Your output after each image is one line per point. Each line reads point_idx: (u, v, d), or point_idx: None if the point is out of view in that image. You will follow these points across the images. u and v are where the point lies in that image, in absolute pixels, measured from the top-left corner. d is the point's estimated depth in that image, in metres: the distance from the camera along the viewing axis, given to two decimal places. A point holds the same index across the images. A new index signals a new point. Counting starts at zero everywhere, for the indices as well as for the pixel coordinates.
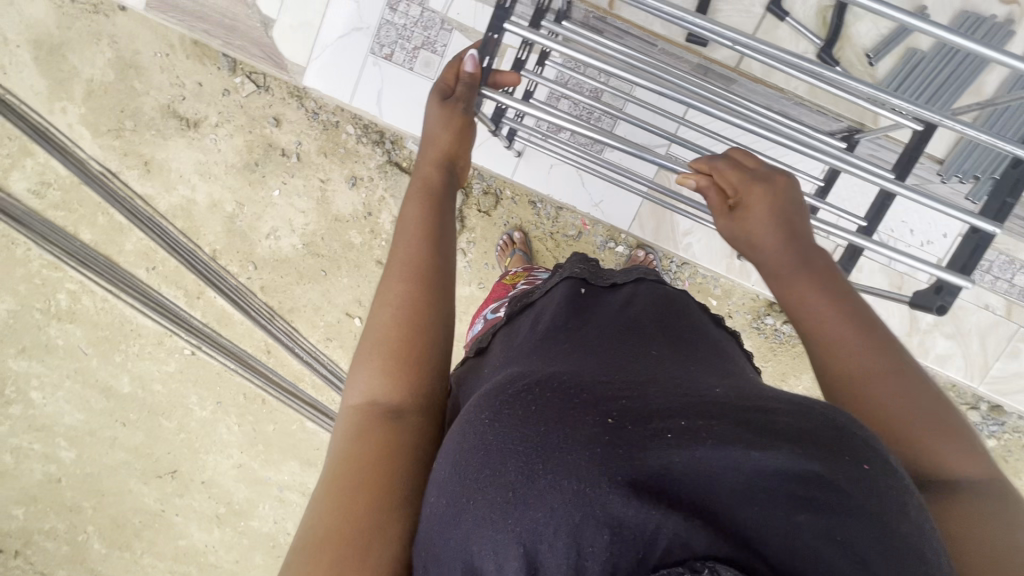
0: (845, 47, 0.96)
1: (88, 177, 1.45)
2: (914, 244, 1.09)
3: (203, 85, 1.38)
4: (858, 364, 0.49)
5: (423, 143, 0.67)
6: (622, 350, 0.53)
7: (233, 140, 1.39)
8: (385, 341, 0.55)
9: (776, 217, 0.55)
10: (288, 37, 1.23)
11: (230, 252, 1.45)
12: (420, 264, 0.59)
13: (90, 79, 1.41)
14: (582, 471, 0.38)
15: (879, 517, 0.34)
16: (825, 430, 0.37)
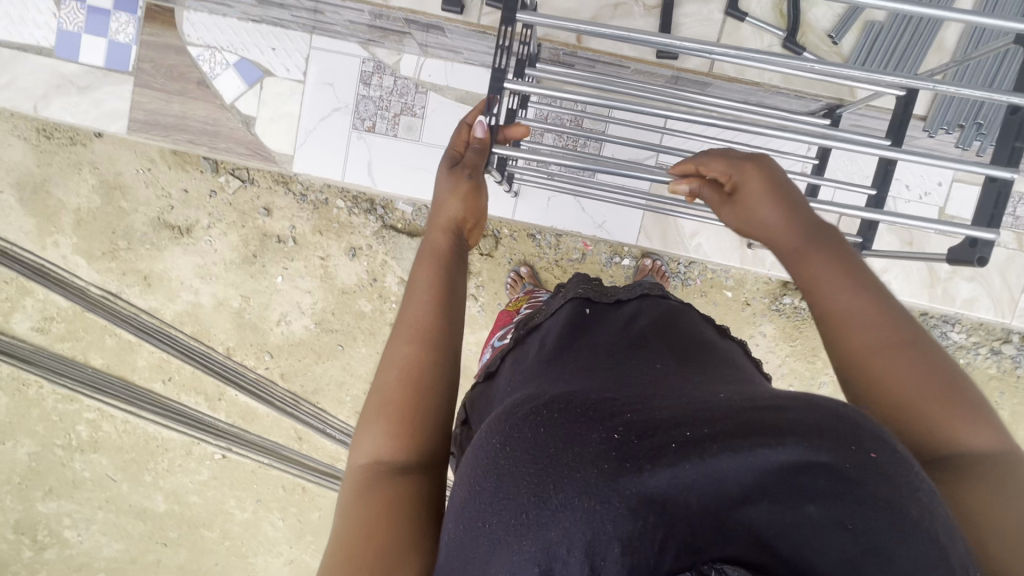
0: (805, 34, 1.01)
1: (90, 303, 1.46)
2: (913, 198, 1.11)
3: (189, 191, 1.40)
4: (862, 338, 0.50)
5: (433, 210, 0.68)
6: (636, 372, 0.51)
7: (228, 237, 1.41)
8: (391, 401, 0.55)
9: (771, 200, 0.58)
10: (270, 130, 1.26)
11: (244, 347, 1.44)
12: (428, 324, 0.58)
13: (77, 208, 1.43)
14: (592, 490, 0.37)
15: (899, 515, 0.31)
16: (831, 422, 0.33)
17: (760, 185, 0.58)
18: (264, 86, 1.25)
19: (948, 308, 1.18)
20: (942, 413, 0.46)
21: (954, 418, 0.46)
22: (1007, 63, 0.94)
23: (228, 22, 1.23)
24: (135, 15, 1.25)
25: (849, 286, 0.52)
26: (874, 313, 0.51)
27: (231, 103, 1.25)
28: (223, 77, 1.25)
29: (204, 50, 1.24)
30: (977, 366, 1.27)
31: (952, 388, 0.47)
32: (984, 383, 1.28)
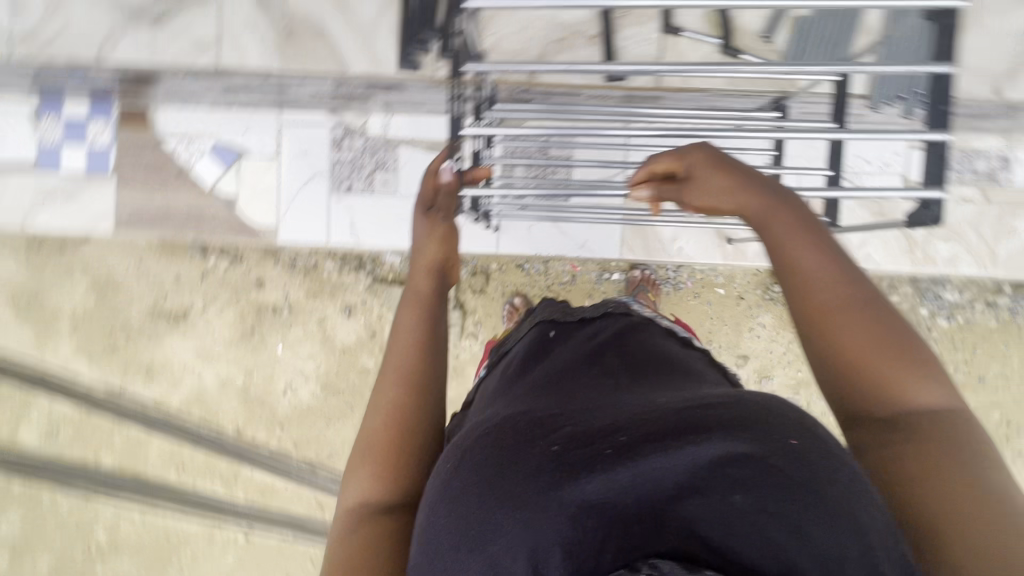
0: (738, 38, 1.07)
1: (95, 403, 1.46)
2: (876, 169, 1.15)
3: (181, 276, 1.42)
4: (824, 297, 0.58)
5: (412, 255, 0.70)
6: (582, 394, 0.61)
7: (224, 316, 1.43)
8: (378, 444, 0.60)
9: (723, 179, 0.64)
10: (254, 206, 1.36)
11: (254, 422, 1.44)
12: (410, 369, 0.64)
13: (73, 311, 1.45)
14: (539, 496, 0.45)
15: (812, 488, 0.42)
16: (746, 423, 0.46)
17: (707, 165, 0.64)
18: (242, 167, 1.34)
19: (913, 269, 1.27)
20: (892, 371, 0.55)
21: (904, 369, 0.55)
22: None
23: (199, 113, 1.34)
24: (109, 122, 1.36)
25: (812, 249, 0.60)
26: (833, 276, 0.59)
27: (214, 186, 1.36)
28: (201, 163, 1.35)
29: (179, 141, 1.35)
30: (977, 320, 1.29)
31: (901, 344, 0.56)
32: (987, 336, 1.29)
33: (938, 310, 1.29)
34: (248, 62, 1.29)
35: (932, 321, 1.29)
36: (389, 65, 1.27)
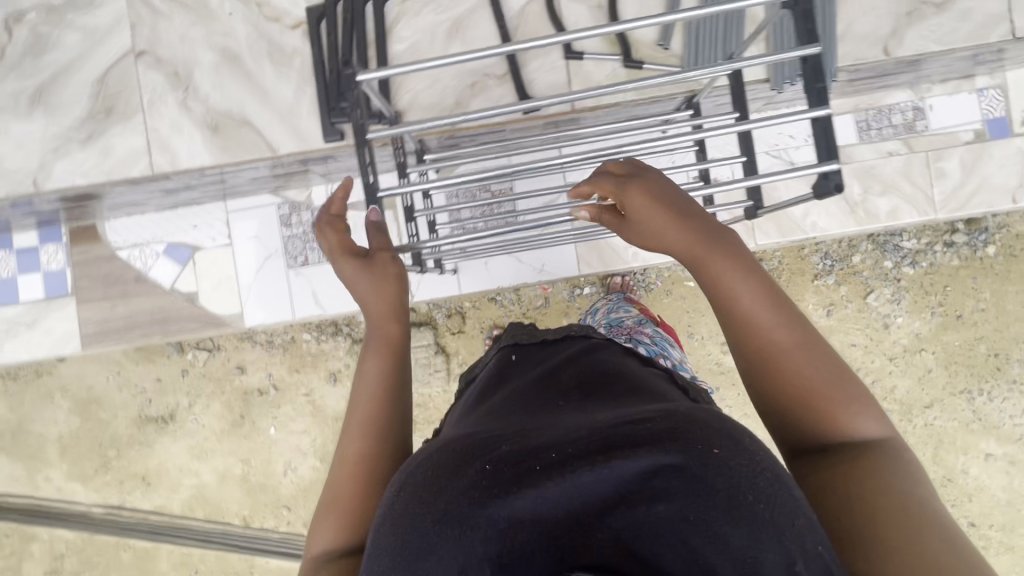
0: (637, 49, 1.06)
1: (96, 523, 1.43)
2: (801, 142, 1.19)
3: (162, 378, 1.42)
4: (763, 330, 0.62)
5: (364, 301, 0.73)
6: (522, 417, 0.62)
7: (211, 408, 1.42)
8: (341, 496, 0.64)
9: (656, 208, 0.67)
10: (214, 298, 1.30)
11: (260, 510, 1.41)
12: (369, 422, 0.67)
13: (60, 436, 1.44)
14: (468, 516, 0.45)
15: (733, 499, 0.43)
16: (676, 430, 0.46)
17: (641, 198, 0.67)
18: (197, 261, 1.29)
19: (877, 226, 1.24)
20: (834, 407, 0.59)
21: (847, 411, 0.59)
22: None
23: (147, 218, 1.29)
24: (59, 242, 1.30)
25: (748, 282, 0.63)
26: (771, 309, 0.63)
27: (172, 286, 1.31)
28: (156, 266, 1.30)
29: (132, 249, 1.30)
30: (941, 262, 1.32)
31: (839, 381, 0.60)
32: (954, 276, 1.32)
33: (901, 259, 1.32)
34: (178, 164, 1.03)
35: (898, 271, 1.32)
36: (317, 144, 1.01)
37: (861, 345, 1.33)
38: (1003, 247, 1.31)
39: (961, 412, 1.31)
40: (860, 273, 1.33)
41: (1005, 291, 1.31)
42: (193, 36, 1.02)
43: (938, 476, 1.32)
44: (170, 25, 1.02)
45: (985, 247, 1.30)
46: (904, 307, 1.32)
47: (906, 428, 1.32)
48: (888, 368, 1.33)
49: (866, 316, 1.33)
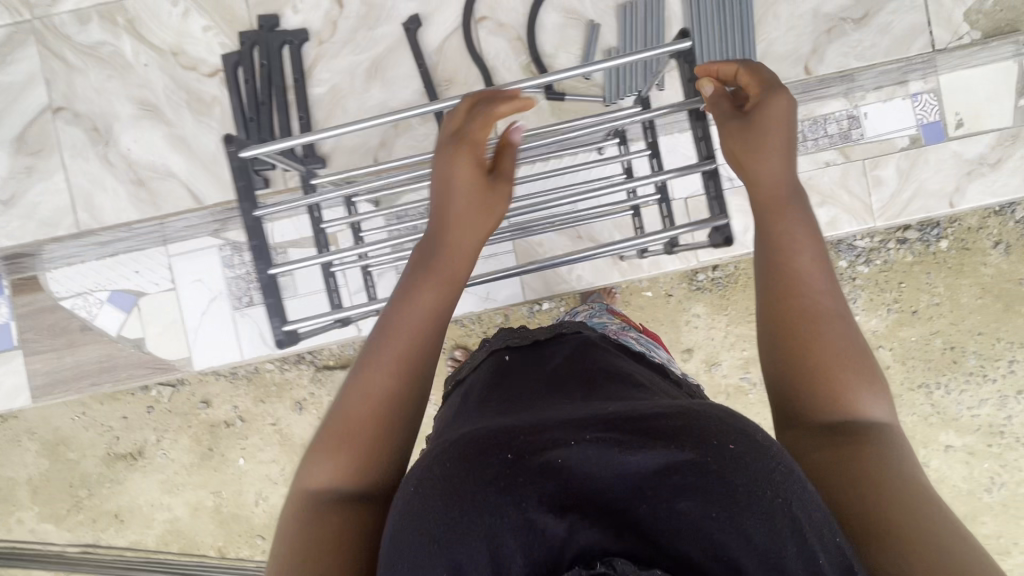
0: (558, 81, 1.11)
1: (73, 562, 1.44)
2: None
3: (129, 416, 1.42)
4: (815, 285, 0.62)
5: (449, 220, 0.69)
6: (534, 409, 0.61)
7: (180, 443, 1.42)
8: (359, 428, 0.59)
9: (780, 129, 0.68)
10: (162, 342, 1.20)
11: (235, 541, 1.42)
12: (405, 363, 0.63)
13: (29, 478, 1.44)
14: (496, 503, 0.45)
15: (742, 495, 0.44)
16: (687, 429, 0.48)
17: (781, 114, 0.68)
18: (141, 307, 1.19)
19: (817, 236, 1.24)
20: (857, 383, 0.58)
21: (864, 389, 0.58)
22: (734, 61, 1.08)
23: (86, 265, 1.21)
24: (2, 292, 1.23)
25: (808, 240, 0.64)
26: (821, 271, 0.63)
27: (117, 334, 1.22)
28: (100, 315, 1.21)
29: (76, 299, 1.22)
30: (895, 259, 1.32)
31: (863, 360, 0.59)
32: (909, 272, 1.32)
33: (855, 258, 1.32)
34: (105, 221, 1.17)
35: (853, 270, 1.33)
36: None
37: None
38: (955, 241, 1.31)
39: (916, 405, 1.33)
40: None
41: (959, 284, 1.31)
42: (119, 89, 1.16)
43: None
44: (91, 82, 1.16)
45: (938, 241, 1.31)
46: (861, 305, 1.33)
47: None
48: None
49: None
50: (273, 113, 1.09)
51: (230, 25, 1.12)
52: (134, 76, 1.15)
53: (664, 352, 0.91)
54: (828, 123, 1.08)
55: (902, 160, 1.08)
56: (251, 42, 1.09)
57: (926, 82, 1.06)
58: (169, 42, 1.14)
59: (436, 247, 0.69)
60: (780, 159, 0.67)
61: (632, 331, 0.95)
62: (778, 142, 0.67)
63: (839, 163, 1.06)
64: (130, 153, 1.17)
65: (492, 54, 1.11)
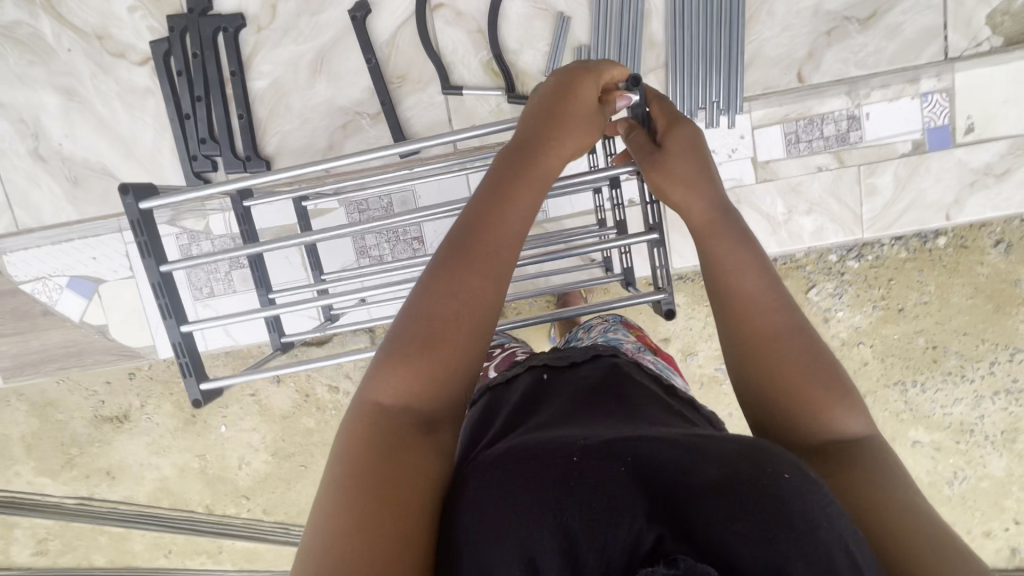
0: (523, 80, 1.16)
1: (70, 513, 1.50)
2: (725, 158, 1.18)
3: (112, 381, 1.39)
4: (764, 299, 0.55)
5: (548, 118, 0.61)
6: (578, 409, 0.55)
7: (162, 408, 1.42)
8: (435, 343, 0.53)
9: (687, 157, 0.62)
10: (125, 329, 1.29)
11: (221, 500, 1.48)
12: (496, 266, 0.56)
13: (21, 436, 1.46)
14: (557, 501, 0.42)
15: (811, 520, 0.39)
16: (755, 446, 0.43)
17: (681, 142, 0.63)
18: (101, 295, 1.27)
19: (799, 247, 1.20)
20: (822, 401, 0.50)
21: (830, 403, 0.50)
22: (710, 61, 1.10)
23: (40, 251, 1.25)
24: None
25: (742, 248, 0.57)
26: (766, 279, 0.56)
27: (81, 320, 1.30)
28: (62, 300, 1.28)
29: (35, 283, 1.27)
30: (888, 254, 1.22)
31: (830, 373, 0.52)
32: (900, 268, 1.22)
33: (844, 251, 1.23)
34: (42, 217, 1.24)
35: (842, 264, 1.23)
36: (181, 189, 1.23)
37: None
38: (953, 237, 1.20)
39: (891, 400, 1.30)
40: (803, 267, 1.24)
41: (951, 283, 1.22)
42: (41, 79, 1.18)
43: None
44: (14, 68, 1.18)
45: (935, 237, 1.20)
46: (845, 301, 1.25)
47: None
48: None
49: (806, 311, 1.26)
50: (211, 107, 1.16)
51: (157, 8, 1.14)
52: (59, 63, 1.17)
53: (682, 380, 0.74)
54: (826, 123, 1.15)
55: (899, 167, 1.16)
56: (182, 28, 1.13)
57: (940, 82, 1.11)
58: (92, 24, 1.15)
59: (534, 152, 0.60)
60: (705, 182, 0.61)
61: (649, 353, 0.77)
62: (695, 168, 0.61)
63: (832, 167, 1.16)
64: (63, 147, 1.21)
65: (449, 46, 1.14)
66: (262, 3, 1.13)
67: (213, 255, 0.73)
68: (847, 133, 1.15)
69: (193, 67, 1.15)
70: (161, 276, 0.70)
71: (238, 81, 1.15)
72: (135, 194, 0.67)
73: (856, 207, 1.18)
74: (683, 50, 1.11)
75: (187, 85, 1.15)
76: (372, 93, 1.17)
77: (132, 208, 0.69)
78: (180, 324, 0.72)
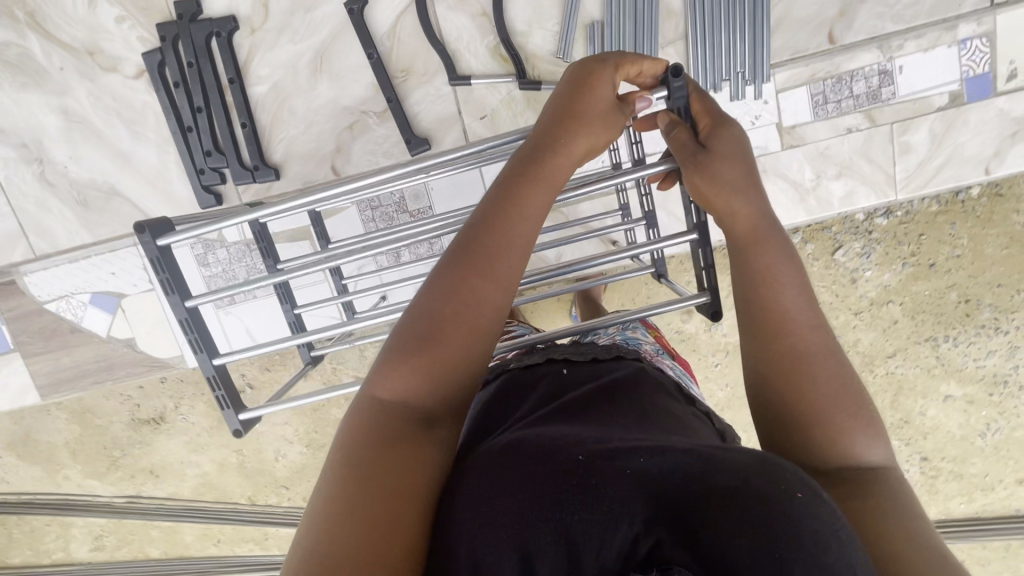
0: (533, 63, 1.13)
1: (120, 510, 1.56)
2: (748, 126, 1.14)
3: (145, 386, 1.42)
4: (794, 312, 0.52)
5: (564, 104, 0.58)
6: (585, 407, 0.52)
7: (197, 408, 1.44)
8: (441, 339, 0.51)
9: (732, 162, 0.57)
10: (153, 339, 1.31)
11: (263, 491, 1.53)
12: (502, 260, 0.53)
13: (65, 443, 1.50)
14: (553, 498, 0.40)
15: (820, 541, 0.35)
16: (771, 460, 0.39)
17: (728, 146, 0.58)
18: (126, 309, 1.29)
19: (828, 213, 1.16)
20: (844, 422, 0.49)
21: (850, 426, 0.49)
22: (731, 28, 1.08)
23: (61, 269, 1.26)
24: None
25: (773, 252, 0.54)
26: (797, 288, 0.53)
27: (107, 334, 1.31)
28: (87, 316, 1.29)
29: (59, 301, 1.28)
30: (918, 208, 1.15)
31: (850, 393, 0.50)
32: (931, 223, 1.15)
33: (873, 209, 1.16)
34: (58, 242, 1.24)
35: (870, 223, 1.17)
36: (191, 205, 1.22)
37: (827, 302, 1.22)
38: (988, 186, 1.13)
39: (919, 357, 1.22)
40: (828, 228, 1.18)
41: (984, 235, 1.14)
42: (38, 101, 1.18)
43: (893, 418, 1.27)
44: (9, 91, 1.18)
45: (969, 187, 1.13)
46: (873, 260, 1.18)
47: (866, 378, 1.25)
48: (851, 322, 1.22)
49: (833, 273, 1.20)
50: (212, 117, 1.16)
51: (145, 17, 1.13)
52: (52, 82, 1.17)
53: (698, 389, 0.71)
54: (856, 81, 1.10)
55: (936, 121, 1.10)
56: (174, 35, 1.12)
57: (980, 26, 1.05)
58: (81, 39, 1.14)
59: (542, 148, 0.57)
60: (753, 189, 0.57)
61: (668, 355, 0.74)
62: (741, 172, 0.57)
63: (863, 127, 1.12)
64: (69, 170, 1.21)
65: (454, 33, 1.12)
66: (254, 3, 1.12)
67: (235, 285, 0.71)
68: (879, 89, 1.10)
69: (190, 77, 1.14)
70: (188, 311, 0.69)
71: (238, 88, 1.14)
72: (152, 232, 0.66)
73: (889, 166, 1.13)
74: (703, 21, 1.08)
75: (186, 96, 1.14)
76: (377, 90, 1.15)
77: (150, 246, 0.67)
78: (212, 357, 0.71)
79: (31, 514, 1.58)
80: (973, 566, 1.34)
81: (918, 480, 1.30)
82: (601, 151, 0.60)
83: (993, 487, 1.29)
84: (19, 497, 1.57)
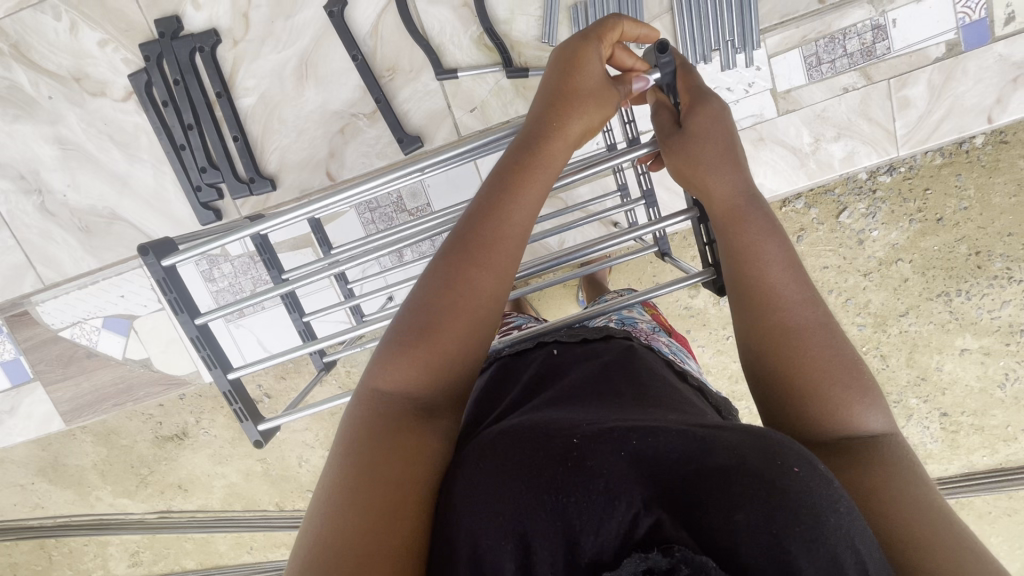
0: (520, 49, 1.12)
1: (153, 525, 1.59)
2: (742, 94, 1.12)
3: (165, 404, 1.44)
4: (787, 285, 0.52)
5: (556, 85, 0.57)
6: (581, 390, 0.52)
7: (217, 421, 1.46)
8: (442, 331, 0.50)
9: (715, 141, 0.56)
10: (168, 358, 1.32)
11: (289, 496, 1.54)
12: (499, 249, 0.53)
13: (93, 464, 1.53)
14: (548, 482, 0.40)
15: (815, 514, 0.36)
16: (763, 442, 0.39)
17: (711, 123, 0.57)
18: (138, 330, 1.30)
19: (829, 175, 1.14)
20: (841, 395, 0.48)
21: (847, 397, 0.48)
22: None
23: (71, 296, 1.28)
24: (3, 331, 1.31)
25: (762, 224, 0.53)
26: (787, 260, 0.52)
27: (123, 356, 1.33)
28: (101, 340, 1.31)
29: (72, 328, 1.30)
30: (922, 163, 1.13)
31: (847, 365, 0.49)
32: (936, 175, 1.13)
33: (875, 167, 1.15)
34: (65, 270, 1.26)
35: (873, 181, 1.15)
36: (192, 222, 1.22)
37: (835, 266, 1.20)
38: (993, 135, 1.11)
39: (934, 313, 1.20)
40: (831, 191, 1.17)
41: (992, 183, 1.12)
42: (30, 132, 1.19)
43: (910, 376, 1.25)
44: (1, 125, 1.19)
45: (973, 138, 1.11)
46: (879, 220, 1.16)
47: (880, 338, 1.23)
48: (862, 284, 1.20)
49: (839, 236, 1.18)
50: (203, 133, 1.16)
51: (127, 39, 1.13)
52: (42, 111, 1.17)
53: (695, 363, 0.72)
54: (849, 39, 1.09)
55: (934, 73, 1.08)
56: (157, 54, 1.12)
57: None
58: (66, 66, 1.14)
59: (537, 133, 0.56)
60: (735, 166, 0.56)
61: (664, 333, 0.75)
62: (723, 149, 0.56)
63: (859, 86, 1.10)
64: (68, 198, 1.22)
65: (436, 28, 1.11)
66: (234, 15, 1.11)
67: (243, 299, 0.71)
68: (873, 46, 1.08)
69: (177, 94, 1.14)
70: (198, 328, 0.70)
71: (226, 102, 1.14)
72: (156, 253, 0.66)
73: (889, 123, 1.11)
74: None
75: (176, 114, 1.15)
76: (365, 92, 1.14)
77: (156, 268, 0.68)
78: (227, 372, 0.72)
79: (67, 536, 1.62)
80: (1000, 517, 1.34)
81: (939, 437, 1.29)
82: (598, 129, 0.59)
83: (1015, 437, 1.27)
84: (55, 519, 1.61)
